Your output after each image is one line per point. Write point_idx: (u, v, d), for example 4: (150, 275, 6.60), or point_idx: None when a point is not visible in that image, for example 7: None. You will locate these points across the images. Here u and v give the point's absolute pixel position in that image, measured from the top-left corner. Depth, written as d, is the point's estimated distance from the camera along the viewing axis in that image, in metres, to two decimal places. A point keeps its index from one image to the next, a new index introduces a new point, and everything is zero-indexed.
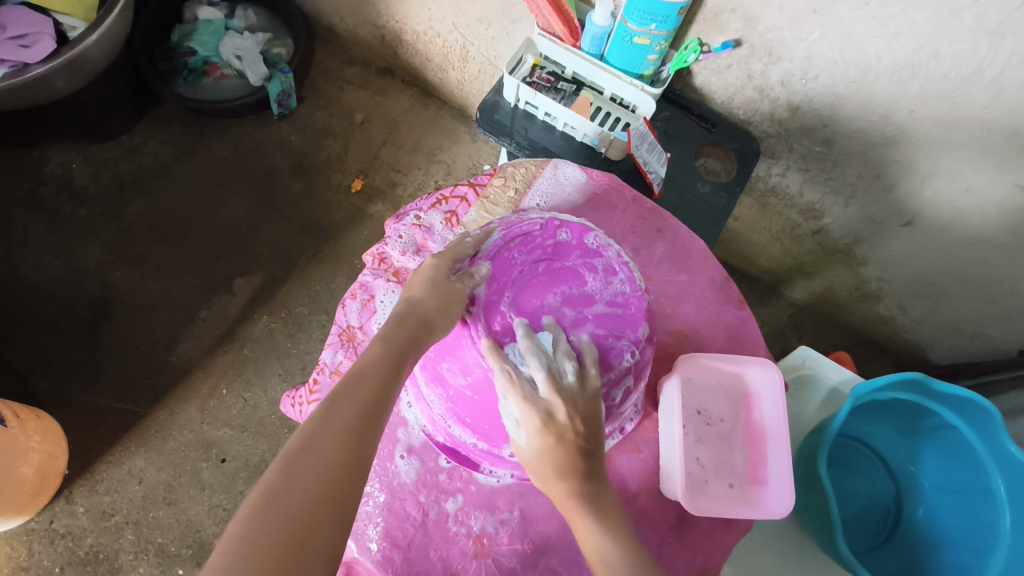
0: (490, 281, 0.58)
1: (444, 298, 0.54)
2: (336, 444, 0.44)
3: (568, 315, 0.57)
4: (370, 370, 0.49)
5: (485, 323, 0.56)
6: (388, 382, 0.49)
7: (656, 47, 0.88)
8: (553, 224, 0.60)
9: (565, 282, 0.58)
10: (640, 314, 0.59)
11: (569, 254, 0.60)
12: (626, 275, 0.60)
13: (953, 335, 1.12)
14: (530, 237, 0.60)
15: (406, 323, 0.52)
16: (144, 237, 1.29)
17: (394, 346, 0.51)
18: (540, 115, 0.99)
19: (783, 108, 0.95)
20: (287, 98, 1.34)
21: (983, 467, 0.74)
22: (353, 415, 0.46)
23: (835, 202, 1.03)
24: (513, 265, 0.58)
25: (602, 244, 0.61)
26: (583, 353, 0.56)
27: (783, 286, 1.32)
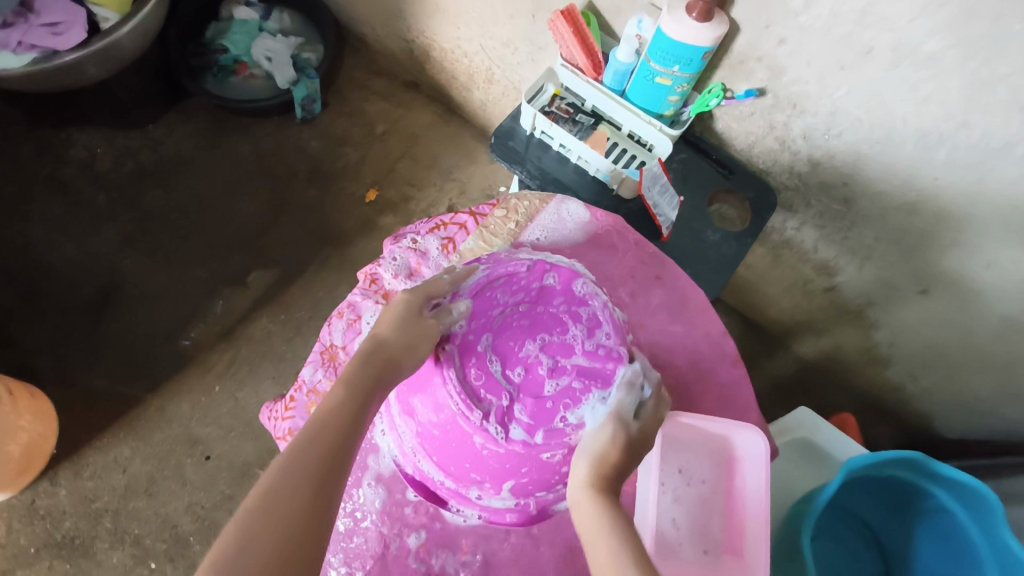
0: (469, 318, 0.56)
1: (414, 336, 0.52)
2: (293, 503, 0.41)
3: (546, 362, 0.55)
4: (333, 415, 0.47)
5: (458, 363, 0.54)
6: (352, 432, 0.47)
7: (677, 88, 0.87)
8: (540, 267, 0.60)
9: (547, 329, 0.57)
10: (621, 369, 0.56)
11: (554, 299, 0.59)
12: (610, 326, 0.58)
13: (963, 411, 1.07)
14: (514, 278, 0.59)
15: (373, 363, 0.50)
16: (157, 227, 1.30)
17: (359, 391, 0.49)
18: (555, 145, 0.97)
19: (804, 162, 0.92)
20: (311, 103, 1.35)
21: (977, 559, 0.70)
22: (314, 470, 0.44)
23: (850, 262, 1.00)
24: (495, 304, 0.57)
25: (589, 292, 0.59)
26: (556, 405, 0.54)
27: (792, 340, 1.28)
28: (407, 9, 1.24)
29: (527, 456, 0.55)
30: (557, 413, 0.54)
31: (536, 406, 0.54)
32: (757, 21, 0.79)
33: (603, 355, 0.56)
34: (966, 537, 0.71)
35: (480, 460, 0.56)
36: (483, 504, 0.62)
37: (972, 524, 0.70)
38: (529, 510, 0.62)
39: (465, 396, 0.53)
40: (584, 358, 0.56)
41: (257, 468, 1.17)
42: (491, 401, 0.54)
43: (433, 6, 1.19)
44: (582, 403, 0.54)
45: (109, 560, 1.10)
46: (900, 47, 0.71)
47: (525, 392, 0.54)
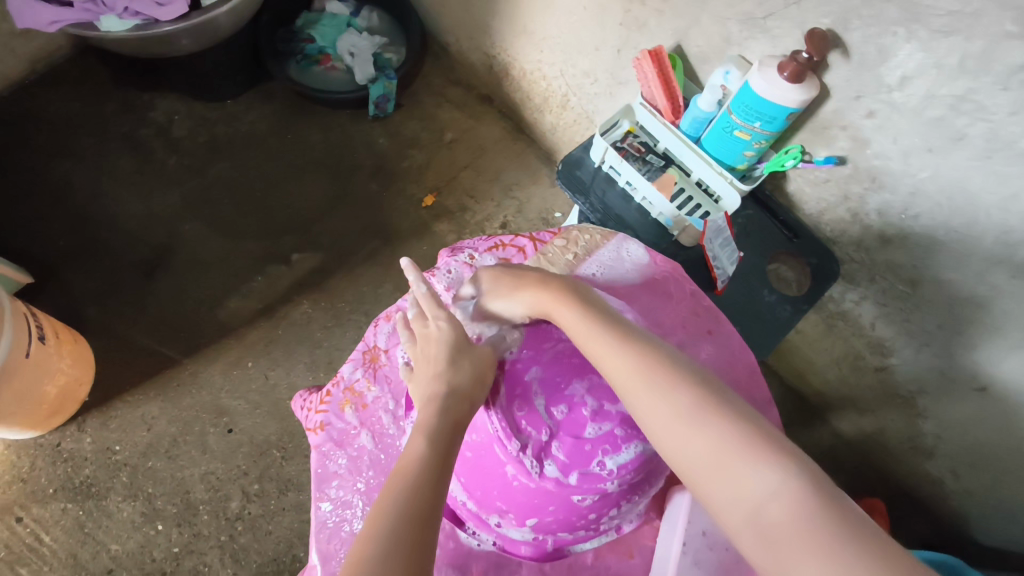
0: (522, 348, 0.58)
1: (472, 373, 0.53)
2: (389, 560, 0.38)
3: (591, 405, 0.55)
4: (416, 471, 0.44)
5: (505, 390, 0.55)
6: (437, 481, 0.44)
7: (755, 144, 0.86)
8: None
9: (595, 372, 0.57)
10: None
11: None
12: None
13: (1005, 520, 1.02)
14: (570, 318, 0.61)
15: (439, 405, 0.50)
16: (219, 198, 1.34)
17: (436, 437, 0.47)
18: (620, 182, 0.97)
19: (873, 237, 0.90)
20: (386, 102, 1.37)
21: None
22: (408, 523, 0.41)
23: (908, 345, 0.97)
24: (547, 339, 0.59)
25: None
26: (596, 450, 0.54)
27: (830, 412, 1.24)
28: (494, 25, 1.26)
29: (556, 495, 0.55)
30: (595, 457, 0.54)
31: (574, 446, 0.54)
32: (848, 90, 0.78)
33: None
34: None
35: (507, 490, 0.56)
36: (500, 532, 0.61)
37: None
38: (545, 545, 0.61)
39: (506, 423, 0.53)
40: (630, 407, 0.55)
41: (276, 449, 1.18)
42: (531, 434, 0.54)
43: (520, 27, 1.20)
44: (622, 451, 0.54)
45: (120, 513, 1.12)
46: (994, 138, 0.69)
47: (566, 430, 0.54)
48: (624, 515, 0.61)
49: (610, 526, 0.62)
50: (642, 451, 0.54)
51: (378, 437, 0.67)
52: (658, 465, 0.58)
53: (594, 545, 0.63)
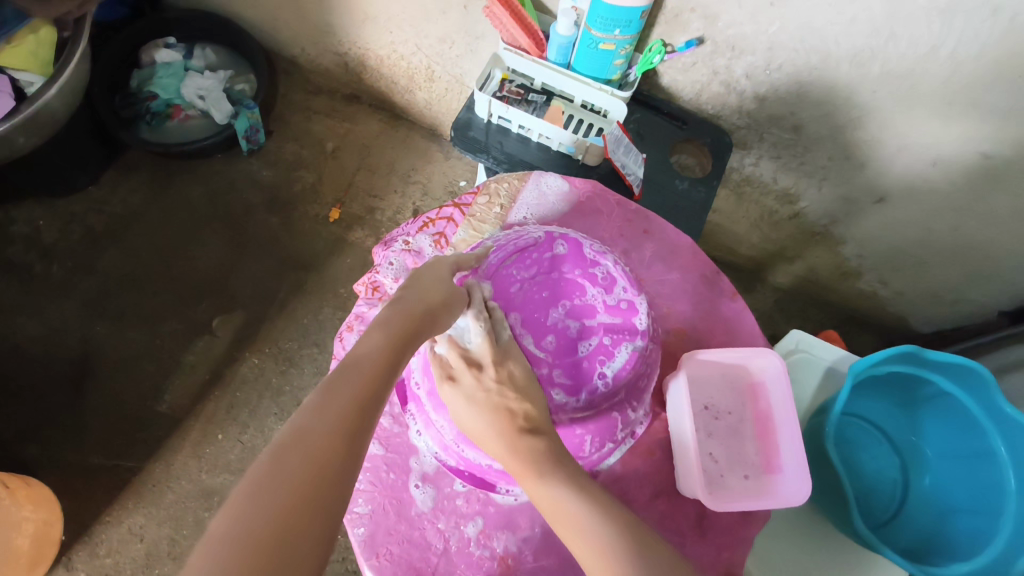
0: (494, 299, 0.59)
1: (450, 291, 0.54)
2: (323, 429, 0.41)
3: (574, 326, 0.59)
4: (366, 358, 0.46)
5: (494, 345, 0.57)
6: (384, 375, 0.46)
7: (621, 51, 0.90)
8: (550, 239, 0.62)
9: (567, 296, 0.60)
10: (642, 319, 0.59)
11: (565, 266, 0.61)
12: (626, 281, 0.61)
13: (933, 303, 1.19)
14: (525, 253, 0.61)
15: (411, 310, 0.50)
16: (121, 288, 1.26)
17: (396, 335, 0.48)
18: (514, 128, 0.99)
19: (750, 100, 0.97)
20: (254, 134, 1.33)
21: (984, 433, 0.79)
22: (350, 410, 0.43)
23: (810, 185, 1.06)
24: (512, 282, 0.60)
25: (598, 253, 0.62)
26: (594, 364, 0.58)
27: (766, 272, 1.36)
28: (334, 22, 1.23)
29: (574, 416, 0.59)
30: (595, 370, 0.58)
31: (573, 366, 0.58)
32: None
33: (624, 308, 0.59)
34: (968, 414, 0.80)
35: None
36: None
37: (970, 399, 0.79)
38: None
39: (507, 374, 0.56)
40: (608, 316, 0.60)
41: None
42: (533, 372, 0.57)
43: (361, 15, 1.18)
44: (616, 356, 0.58)
45: None
46: None
47: (557, 358, 0.58)
48: (634, 420, 0.62)
49: (625, 434, 0.62)
50: (633, 351, 0.58)
51: (385, 440, 0.67)
52: (651, 357, 0.61)
53: (617, 456, 0.66)
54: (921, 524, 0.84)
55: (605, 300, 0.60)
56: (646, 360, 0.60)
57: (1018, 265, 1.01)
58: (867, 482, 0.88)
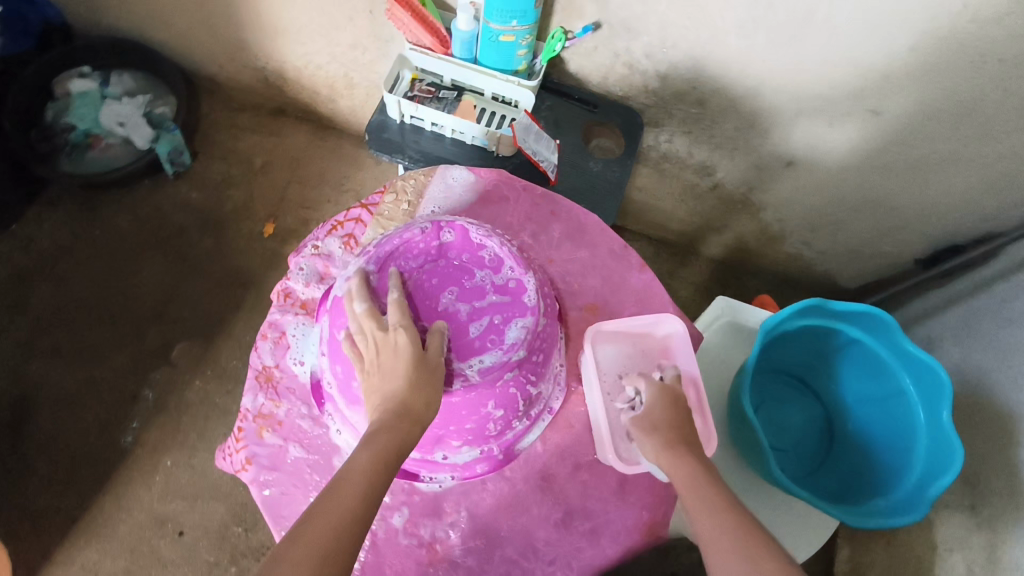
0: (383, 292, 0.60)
1: (432, 388, 0.55)
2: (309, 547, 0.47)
3: (464, 309, 0.60)
4: (352, 481, 0.52)
5: None
6: (369, 492, 0.52)
7: (522, 42, 0.92)
8: (436, 228, 0.63)
9: (455, 281, 0.62)
10: (530, 295, 0.62)
11: (452, 252, 0.63)
12: (513, 261, 0.63)
13: (855, 258, 1.24)
14: (412, 244, 0.62)
15: (394, 425, 0.53)
16: (55, 325, 1.24)
17: (383, 452, 0.53)
18: (427, 127, 1.01)
19: (654, 78, 0.99)
20: (178, 156, 1.33)
21: (893, 372, 0.84)
22: (335, 539, 0.48)
23: (723, 156, 1.10)
24: (400, 273, 0.61)
25: (485, 236, 0.64)
26: (487, 340, 0.59)
27: (699, 245, 1.40)
28: (247, 37, 1.22)
29: (470, 398, 0.60)
30: (486, 349, 0.59)
31: (464, 345, 0.59)
32: None
33: (512, 287, 0.62)
34: (877, 356, 0.86)
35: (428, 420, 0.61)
36: (452, 463, 0.66)
37: (878, 344, 0.85)
38: (495, 454, 0.66)
39: None
40: (496, 294, 0.62)
41: (236, 525, 1.15)
42: None
43: (272, 28, 1.18)
44: (506, 333, 0.60)
45: None
46: None
47: (450, 339, 0.59)
48: (545, 395, 0.67)
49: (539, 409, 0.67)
50: (523, 325, 0.60)
51: (305, 442, 0.67)
52: (546, 330, 0.64)
53: (537, 434, 0.69)
54: (843, 461, 0.90)
55: (494, 280, 0.62)
56: (540, 333, 0.62)
57: (923, 213, 1.06)
58: (793, 437, 0.93)
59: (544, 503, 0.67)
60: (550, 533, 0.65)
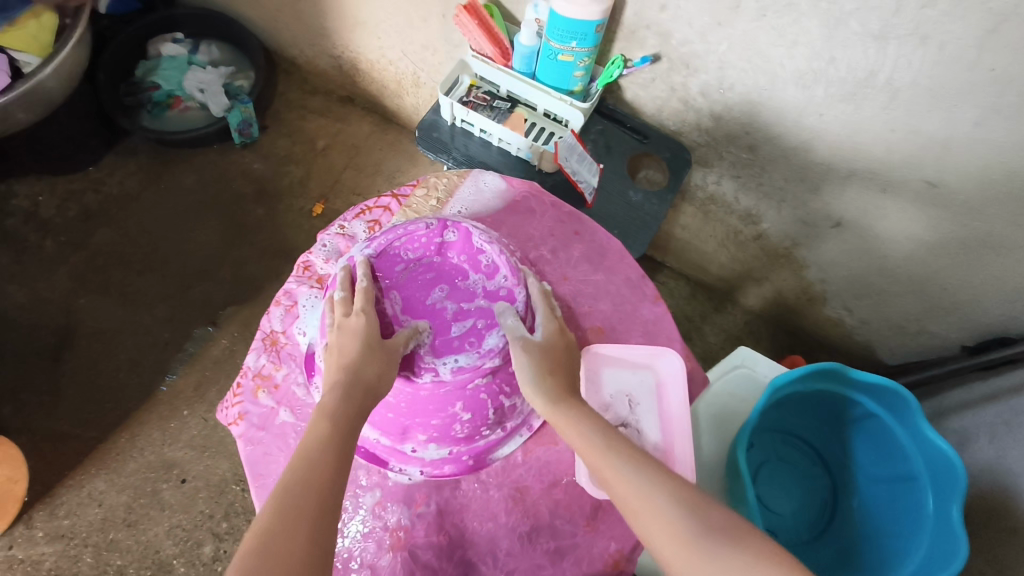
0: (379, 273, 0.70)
1: (385, 362, 0.61)
2: (295, 504, 0.48)
3: (450, 307, 0.69)
4: (320, 445, 0.54)
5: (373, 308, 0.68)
6: (337, 460, 0.53)
7: (580, 63, 0.93)
8: (441, 226, 0.71)
9: (449, 280, 0.71)
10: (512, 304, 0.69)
11: (452, 253, 0.71)
12: (507, 271, 0.70)
13: (897, 334, 1.18)
14: (416, 236, 0.70)
15: (348, 392, 0.58)
16: (109, 265, 1.32)
17: (340, 423, 0.56)
18: (476, 132, 1.04)
19: (707, 117, 0.99)
20: (247, 128, 1.39)
21: (906, 453, 0.80)
22: (314, 496, 0.50)
23: (769, 206, 1.08)
24: (398, 261, 0.70)
25: (485, 242, 0.71)
26: (466, 335, 0.67)
27: (737, 293, 1.37)
28: (328, 25, 1.29)
29: (439, 393, 0.65)
30: (463, 347, 0.66)
31: (445, 343, 0.66)
32: None
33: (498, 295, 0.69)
34: (893, 437, 0.82)
35: (400, 407, 0.67)
36: (421, 459, 0.69)
37: (894, 420, 0.81)
38: (464, 458, 0.69)
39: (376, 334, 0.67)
40: (484, 298, 0.70)
41: (235, 484, 1.19)
42: None
43: (352, 20, 1.24)
44: (485, 336, 0.67)
45: None
46: None
47: (434, 334, 0.67)
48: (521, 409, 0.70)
49: (514, 421, 0.70)
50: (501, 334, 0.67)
51: (297, 410, 0.69)
52: None
53: (513, 446, 0.70)
54: (835, 538, 0.86)
55: (486, 285, 0.71)
56: None
57: (973, 297, 1.00)
58: (792, 502, 0.90)
59: (513, 513, 0.67)
60: (513, 544, 0.65)
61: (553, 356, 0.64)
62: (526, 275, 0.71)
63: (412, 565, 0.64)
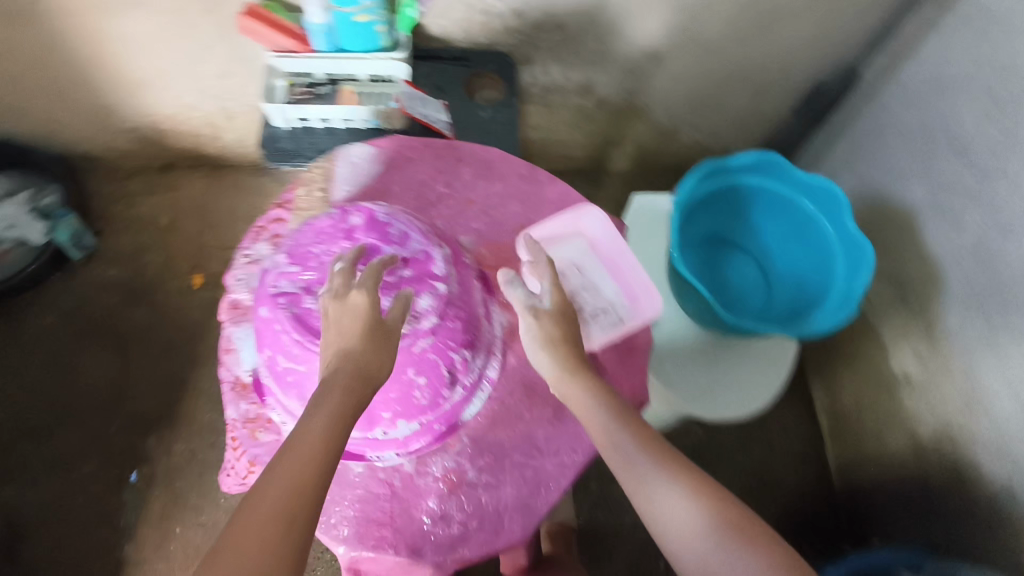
0: (293, 270, 0.62)
1: (384, 348, 0.57)
2: (277, 502, 0.50)
3: None
4: (311, 439, 0.53)
5: (293, 305, 0.61)
6: (329, 450, 0.53)
7: (377, 20, 0.95)
8: (345, 210, 0.65)
9: (363, 256, 0.62)
10: (434, 267, 0.64)
11: (360, 231, 0.63)
12: (419, 237, 0.65)
13: (743, 129, 1.34)
14: (322, 227, 0.64)
15: (347, 385, 0.55)
16: (13, 442, 1.21)
17: (339, 410, 0.54)
18: (316, 124, 1.06)
19: (510, 17, 1.05)
20: (81, 239, 1.31)
21: (793, 202, 0.94)
22: (295, 491, 0.51)
23: (597, 71, 1.17)
24: (312, 254, 0.63)
25: (392, 215, 0.65)
26: (395, 304, 0.61)
27: (607, 163, 1.48)
28: (110, 101, 1.21)
29: (387, 365, 0.62)
30: (396, 317, 0.61)
31: None
32: None
33: (418, 258, 0.63)
34: (779, 196, 0.95)
35: None
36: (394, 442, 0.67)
37: (773, 182, 0.93)
38: (436, 428, 0.67)
39: (297, 329, 0.60)
40: (405, 266, 0.62)
41: None
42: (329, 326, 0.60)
43: (131, 82, 1.17)
44: (416, 299, 0.62)
45: None
46: None
47: None
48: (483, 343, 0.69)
49: (478, 361, 0.68)
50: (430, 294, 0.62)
51: None
52: (453, 290, 0.65)
53: (478, 405, 0.69)
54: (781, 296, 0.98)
55: (403, 254, 0.63)
56: (447, 293, 0.64)
57: (784, 67, 1.16)
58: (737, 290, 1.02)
59: (534, 407, 0.71)
60: (548, 430, 0.71)
61: (566, 320, 0.67)
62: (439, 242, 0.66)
63: (475, 493, 0.68)
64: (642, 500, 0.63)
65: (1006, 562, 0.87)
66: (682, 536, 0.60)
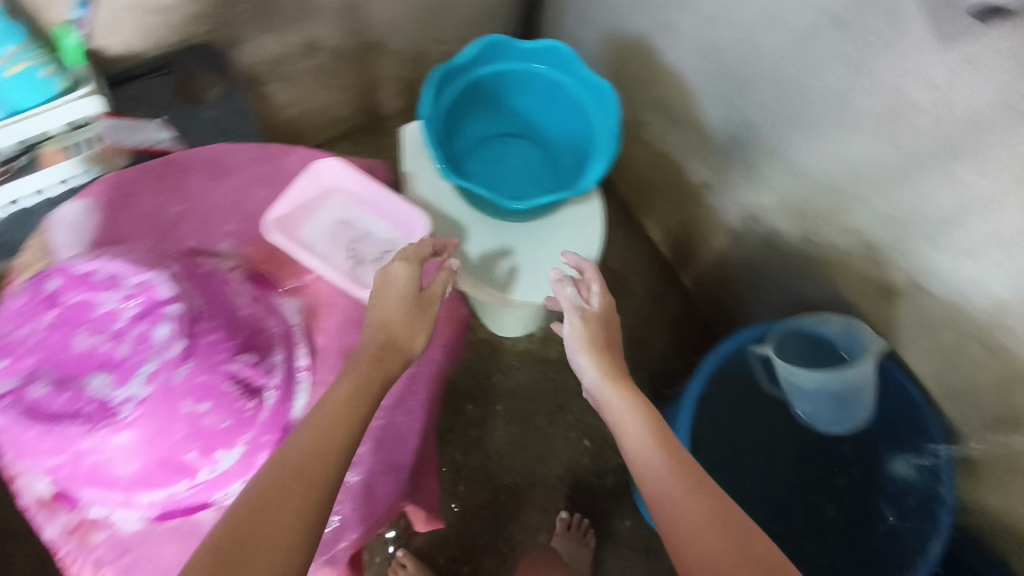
0: (8, 367, 0.53)
1: (419, 328, 0.68)
2: (318, 455, 0.55)
3: (101, 339, 0.53)
4: (334, 402, 0.58)
5: (21, 400, 0.52)
6: (355, 414, 0.59)
7: (36, 61, 0.84)
8: (43, 277, 0.55)
9: (80, 317, 0.53)
10: (161, 293, 0.54)
11: (67, 293, 0.54)
12: (132, 271, 0.55)
13: (482, 22, 1.34)
14: (24, 307, 0.55)
15: (375, 355, 0.63)
16: None
17: (357, 382, 0.61)
18: (31, 200, 0.93)
19: (188, 6, 0.96)
20: None
21: (528, 71, 0.95)
22: (314, 446, 0.55)
23: (311, 26, 1.12)
24: (23, 338, 0.53)
25: (95, 260, 0.55)
26: (133, 352, 0.52)
27: (376, 108, 1.44)
28: None
29: (159, 420, 0.52)
30: (138, 364, 0.51)
31: (117, 373, 0.51)
32: None
33: (138, 292, 0.54)
34: (516, 71, 0.96)
35: (141, 456, 0.53)
36: (232, 477, 0.60)
37: (503, 62, 0.94)
38: (271, 442, 0.61)
39: (36, 423, 0.51)
40: (126, 307, 0.53)
41: None
42: (70, 404, 0.51)
43: None
44: (154, 334, 0.52)
45: None
46: None
47: (101, 373, 0.52)
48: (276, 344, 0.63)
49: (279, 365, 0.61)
50: (167, 322, 0.53)
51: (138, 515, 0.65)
52: (199, 306, 0.56)
53: (303, 399, 0.65)
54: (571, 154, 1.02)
55: (120, 298, 0.54)
56: (190, 313, 0.55)
57: None
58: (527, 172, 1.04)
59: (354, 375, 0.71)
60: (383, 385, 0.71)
61: (603, 320, 0.81)
62: (156, 265, 0.56)
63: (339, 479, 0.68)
64: (630, 451, 0.68)
65: (828, 290, 1.00)
66: (646, 456, 0.66)
